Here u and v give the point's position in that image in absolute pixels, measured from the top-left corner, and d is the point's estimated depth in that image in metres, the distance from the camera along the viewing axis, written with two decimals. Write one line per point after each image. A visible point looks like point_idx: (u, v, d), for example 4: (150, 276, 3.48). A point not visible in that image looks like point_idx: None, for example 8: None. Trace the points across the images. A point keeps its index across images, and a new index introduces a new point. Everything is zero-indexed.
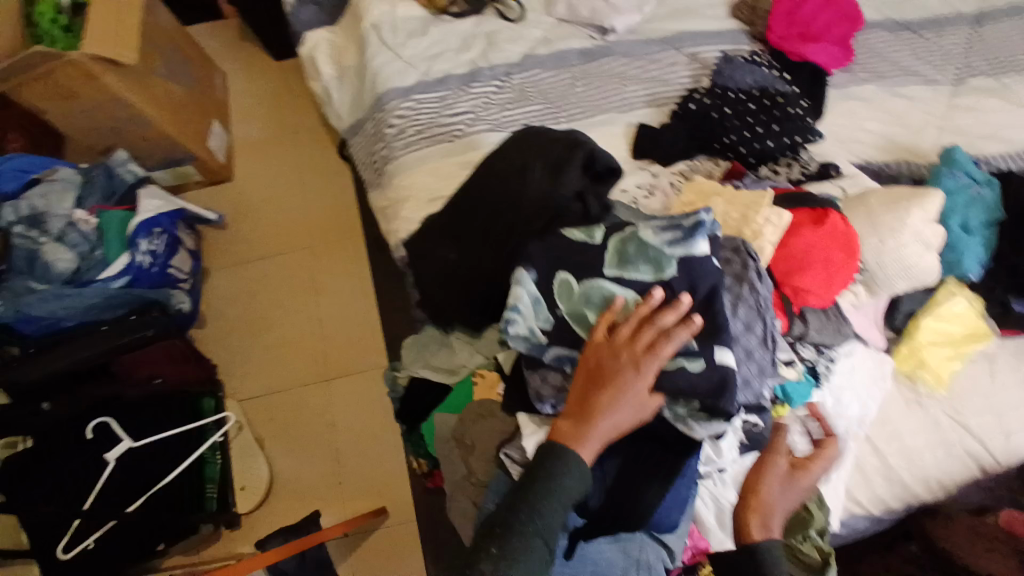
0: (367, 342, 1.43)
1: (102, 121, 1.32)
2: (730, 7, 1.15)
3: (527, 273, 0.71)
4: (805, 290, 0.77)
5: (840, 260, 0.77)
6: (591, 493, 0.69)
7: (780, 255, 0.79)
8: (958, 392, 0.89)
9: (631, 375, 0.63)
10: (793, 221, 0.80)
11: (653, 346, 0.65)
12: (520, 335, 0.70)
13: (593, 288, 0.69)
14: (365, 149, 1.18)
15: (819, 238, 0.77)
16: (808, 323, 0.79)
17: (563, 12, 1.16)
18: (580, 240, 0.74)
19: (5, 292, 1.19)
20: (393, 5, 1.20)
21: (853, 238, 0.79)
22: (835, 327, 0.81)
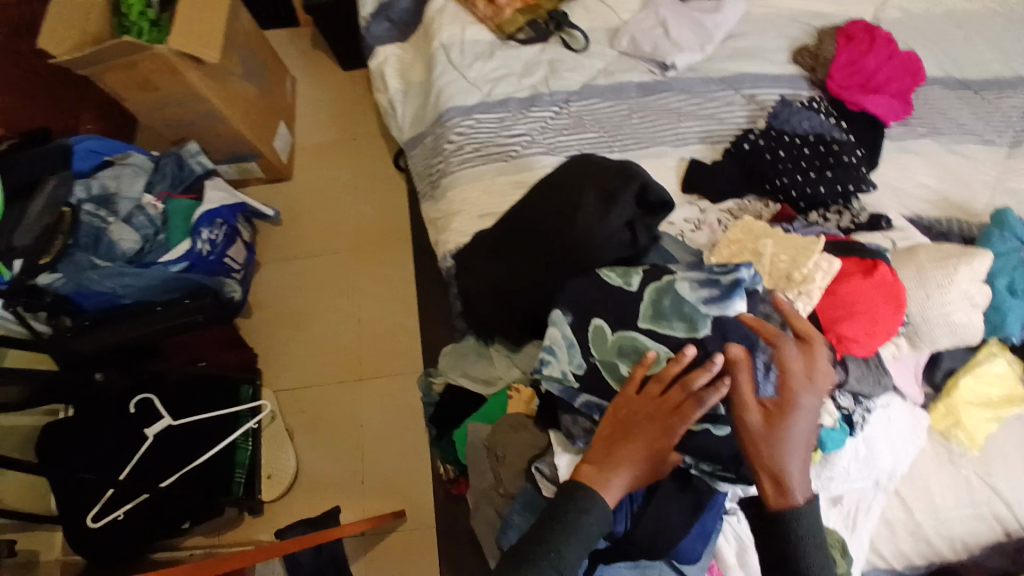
0: (402, 346, 1.47)
1: (179, 114, 1.40)
2: (791, 53, 1.17)
3: (564, 315, 0.75)
4: (850, 338, 0.76)
5: (887, 312, 0.77)
6: (618, 519, 0.69)
7: (825, 301, 0.78)
8: (992, 453, 0.86)
9: (657, 431, 0.64)
10: (841, 270, 0.80)
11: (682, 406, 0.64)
12: (553, 376, 0.73)
13: (625, 340, 0.72)
14: (423, 161, 1.23)
15: (867, 288, 0.77)
16: (848, 371, 0.77)
17: (625, 45, 1.19)
18: (615, 285, 0.77)
19: (69, 265, 1.23)
20: (463, 28, 1.25)
21: (901, 290, 0.78)
22: (875, 377, 0.78)
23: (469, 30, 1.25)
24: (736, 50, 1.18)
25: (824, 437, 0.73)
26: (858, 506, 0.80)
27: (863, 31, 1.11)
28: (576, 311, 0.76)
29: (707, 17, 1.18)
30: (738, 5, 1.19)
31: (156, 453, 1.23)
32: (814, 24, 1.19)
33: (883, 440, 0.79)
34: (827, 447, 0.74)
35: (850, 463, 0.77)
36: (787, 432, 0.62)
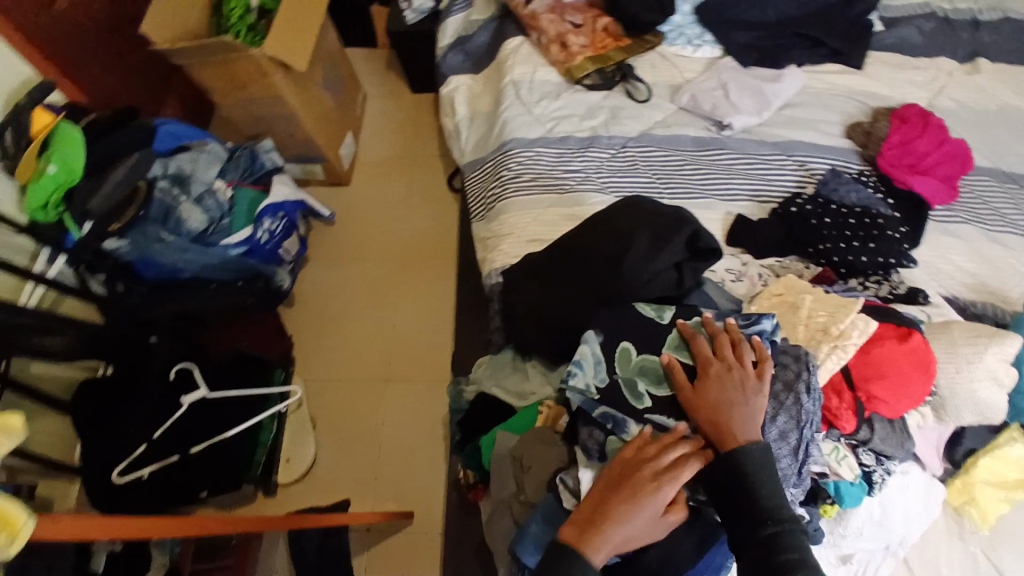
0: (432, 356, 1.51)
1: (260, 111, 1.50)
2: (844, 128, 1.22)
3: (595, 336, 0.82)
4: (878, 398, 0.80)
5: (916, 379, 0.80)
6: None
7: (859, 358, 0.81)
8: (1000, 533, 0.90)
9: (648, 491, 0.67)
10: (876, 334, 0.83)
11: (673, 467, 0.69)
12: (577, 387, 0.78)
13: (648, 362, 0.79)
14: (480, 183, 1.29)
15: (899, 353, 0.80)
16: (874, 429, 0.81)
17: (685, 101, 1.26)
18: (649, 318, 0.83)
19: (138, 236, 1.30)
20: (534, 68, 1.34)
21: (932, 359, 0.80)
22: (899, 439, 0.82)
23: (539, 69, 1.34)
24: (790, 119, 1.24)
25: (842, 491, 0.79)
26: (867, 567, 0.83)
27: (917, 115, 1.16)
28: (608, 334, 0.82)
29: (766, 85, 1.25)
30: (797, 78, 1.26)
31: (186, 422, 1.26)
32: (869, 103, 1.25)
33: (899, 505, 0.82)
34: (845, 501, 0.80)
35: (865, 524, 0.81)
36: (714, 399, 0.72)
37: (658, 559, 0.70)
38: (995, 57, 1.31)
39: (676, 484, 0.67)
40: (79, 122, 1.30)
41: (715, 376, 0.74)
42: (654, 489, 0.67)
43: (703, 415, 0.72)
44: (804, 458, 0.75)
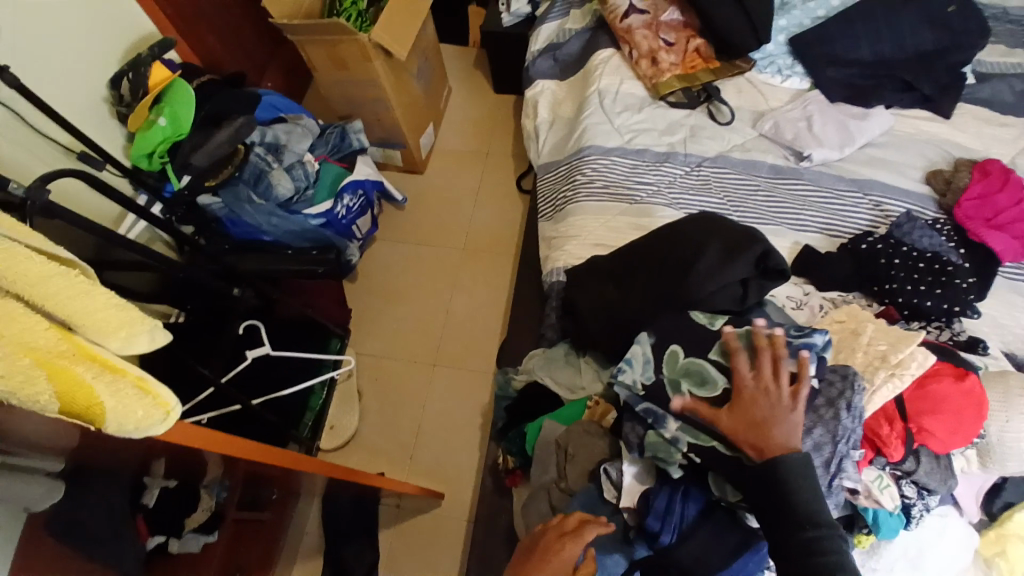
0: (480, 346, 1.56)
1: (355, 93, 1.59)
2: (925, 173, 1.20)
3: (647, 337, 0.84)
4: (930, 432, 0.78)
5: (969, 419, 0.78)
6: (665, 529, 0.74)
7: (915, 391, 0.81)
8: None
9: (555, 549, 0.70)
10: (934, 369, 0.82)
11: (579, 527, 0.72)
12: (624, 383, 0.81)
13: (693, 365, 0.80)
14: (553, 185, 1.34)
15: (956, 391, 0.79)
16: (920, 463, 0.80)
17: (767, 129, 1.27)
18: (700, 323, 0.85)
19: (231, 194, 1.40)
20: (621, 80, 1.38)
21: (983, 399, 0.79)
22: (943, 475, 0.80)
23: (625, 83, 1.37)
24: (872, 158, 1.22)
25: (880, 521, 0.78)
26: None
27: (1000, 171, 1.12)
28: (660, 335, 0.84)
29: (852, 122, 1.24)
30: (886, 118, 1.25)
31: (253, 372, 1.35)
32: (955, 152, 1.22)
33: (935, 549, 0.82)
34: (882, 532, 0.79)
35: (899, 560, 0.81)
36: (750, 417, 0.71)
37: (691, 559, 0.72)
38: None
39: (582, 540, 0.71)
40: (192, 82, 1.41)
41: (754, 397, 0.72)
42: (561, 546, 0.70)
43: (748, 436, 0.70)
44: (837, 473, 0.74)
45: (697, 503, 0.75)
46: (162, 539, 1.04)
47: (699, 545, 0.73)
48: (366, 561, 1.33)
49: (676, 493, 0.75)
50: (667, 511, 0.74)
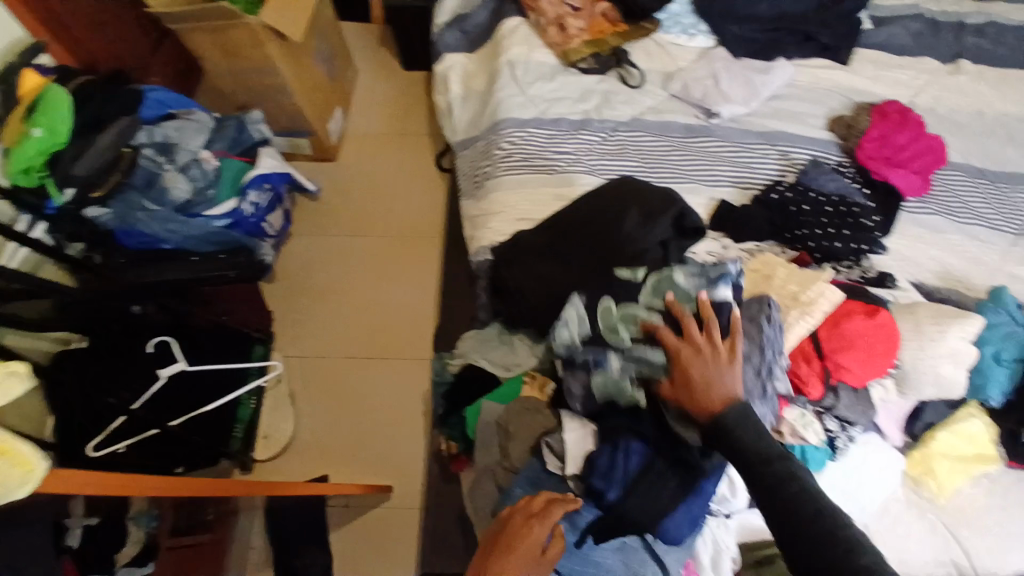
0: (415, 334, 1.52)
1: (251, 81, 1.47)
2: (827, 120, 1.25)
3: (580, 297, 0.84)
4: (846, 367, 0.83)
5: (882, 351, 0.83)
6: (610, 486, 0.72)
7: (828, 331, 0.85)
8: (964, 512, 0.92)
9: (523, 535, 0.65)
10: (846, 309, 0.86)
11: (544, 509, 0.69)
12: (563, 342, 0.82)
13: (627, 316, 0.80)
14: (471, 162, 1.29)
15: (868, 326, 0.83)
16: (839, 397, 0.85)
17: (677, 89, 1.28)
18: (625, 277, 0.85)
19: (120, 203, 1.28)
20: (531, 49, 1.34)
21: (896, 333, 0.84)
22: (863, 407, 0.85)
23: (535, 51, 1.34)
24: (778, 110, 1.26)
25: (807, 454, 0.82)
26: None
27: (897, 111, 1.18)
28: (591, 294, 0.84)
29: (757, 76, 1.27)
30: (787, 71, 1.28)
31: (171, 391, 1.24)
32: (853, 98, 1.27)
33: (861, 473, 0.86)
34: (810, 465, 0.82)
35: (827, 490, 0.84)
36: (692, 378, 0.69)
37: (631, 516, 0.72)
38: (979, 58, 1.32)
39: (547, 522, 0.67)
40: (68, 86, 1.25)
41: (691, 360, 0.70)
42: (529, 531, 0.66)
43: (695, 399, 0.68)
44: (767, 378, 0.76)
45: (639, 455, 0.74)
46: None
47: (639, 501, 0.72)
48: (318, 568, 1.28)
49: (617, 451, 0.74)
50: (611, 468, 0.73)
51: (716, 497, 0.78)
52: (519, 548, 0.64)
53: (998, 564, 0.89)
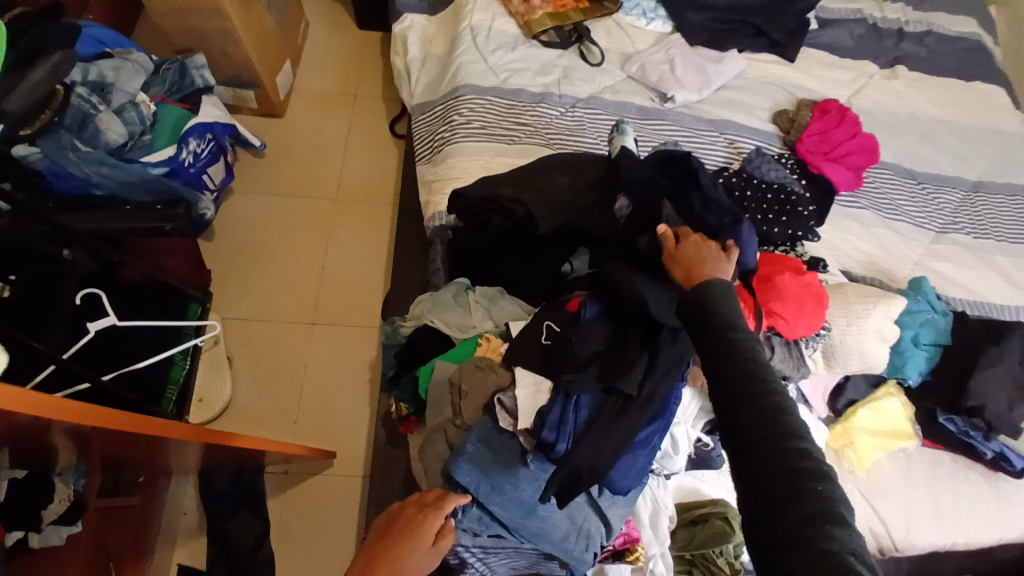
0: (362, 300, 1.49)
1: (193, 22, 1.37)
2: (771, 113, 1.32)
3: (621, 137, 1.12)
4: (777, 315, 0.81)
5: (811, 307, 0.82)
6: (559, 438, 0.74)
7: (760, 283, 0.83)
8: (876, 478, 1.04)
9: (417, 533, 0.69)
10: (777, 266, 0.85)
11: (439, 502, 0.73)
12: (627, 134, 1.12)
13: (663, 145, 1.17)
14: (429, 126, 1.28)
15: (798, 280, 0.82)
16: (772, 348, 0.84)
17: (634, 71, 1.31)
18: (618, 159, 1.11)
19: (47, 140, 1.15)
20: (493, 17, 1.35)
21: (824, 293, 0.84)
22: (795, 361, 0.85)
23: (498, 20, 1.35)
24: (727, 99, 1.32)
25: None
26: None
27: (837, 109, 1.27)
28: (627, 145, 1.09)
29: (709, 65, 1.32)
30: (737, 63, 1.34)
31: (96, 346, 1.15)
32: (796, 94, 1.35)
33: None
34: None
35: None
36: (692, 259, 0.74)
37: (586, 464, 0.72)
38: (913, 65, 1.43)
39: (440, 513, 0.71)
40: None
41: (695, 248, 0.75)
42: (420, 521, 0.70)
43: (688, 270, 0.74)
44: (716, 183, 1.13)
45: (588, 408, 0.76)
46: (20, 534, 0.87)
47: (590, 447, 0.72)
48: (252, 535, 1.24)
49: (569, 402, 0.75)
50: (561, 421, 0.75)
51: (659, 456, 0.81)
52: (410, 534, 0.68)
53: (909, 535, 1.02)
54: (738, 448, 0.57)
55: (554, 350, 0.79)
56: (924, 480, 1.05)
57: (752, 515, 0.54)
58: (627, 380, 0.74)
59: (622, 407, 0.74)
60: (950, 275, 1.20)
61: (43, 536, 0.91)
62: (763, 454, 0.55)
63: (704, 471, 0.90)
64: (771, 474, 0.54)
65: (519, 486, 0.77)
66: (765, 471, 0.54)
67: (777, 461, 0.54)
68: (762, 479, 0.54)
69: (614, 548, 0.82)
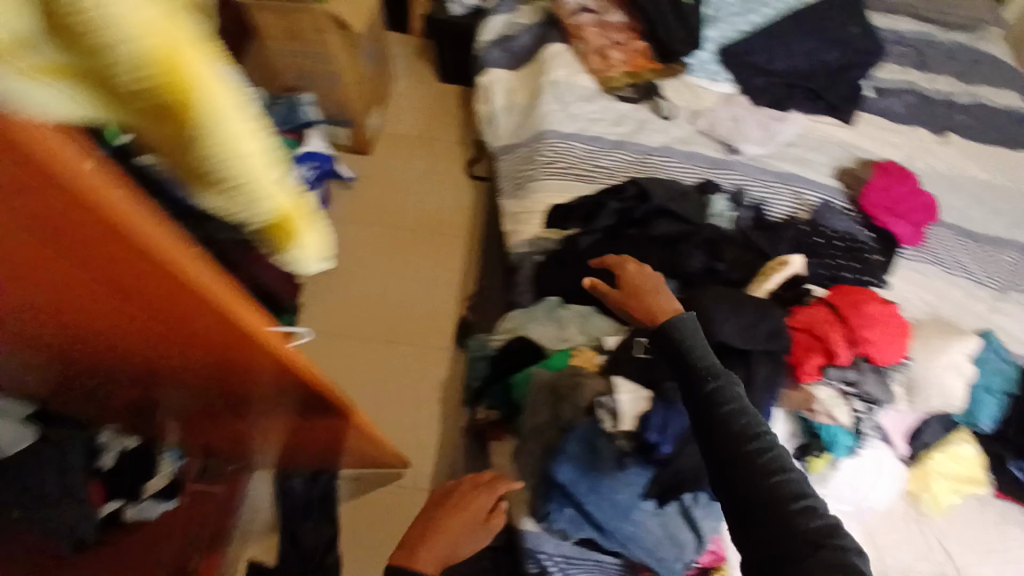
0: (437, 323, 1.57)
1: (304, 65, 1.54)
2: (833, 170, 1.41)
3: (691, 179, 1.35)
4: (870, 341, 0.91)
5: (897, 334, 0.93)
6: (665, 441, 0.81)
7: (851, 311, 0.94)
8: (952, 526, 1.04)
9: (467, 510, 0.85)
10: (863, 298, 0.97)
11: (485, 482, 0.89)
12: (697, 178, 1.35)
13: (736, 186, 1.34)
14: (514, 166, 1.40)
15: (883, 311, 0.94)
16: (862, 374, 0.94)
17: (703, 125, 1.42)
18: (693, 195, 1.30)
19: None
20: (574, 72, 1.49)
21: (905, 325, 0.96)
22: (883, 387, 0.95)
23: (578, 75, 1.48)
24: (790, 155, 1.42)
25: (835, 436, 0.92)
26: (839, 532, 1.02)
27: (897, 169, 1.36)
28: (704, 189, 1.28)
29: (773, 123, 1.43)
30: (798, 123, 1.45)
31: None
32: (855, 154, 1.45)
33: (872, 479, 0.95)
34: (835, 450, 0.92)
35: (843, 483, 0.95)
36: (639, 292, 0.92)
37: (689, 468, 0.83)
38: (965, 133, 1.52)
39: (487, 489, 0.87)
40: None
41: (634, 283, 0.94)
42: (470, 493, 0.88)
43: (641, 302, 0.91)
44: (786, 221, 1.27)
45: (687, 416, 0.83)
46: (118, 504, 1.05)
47: (691, 454, 0.82)
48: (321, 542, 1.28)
49: (671, 408, 0.83)
50: (665, 425, 0.82)
51: None
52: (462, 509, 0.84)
53: None
54: (721, 477, 0.64)
55: (655, 362, 0.88)
56: (1003, 532, 1.04)
57: (745, 538, 0.61)
58: None
59: None
60: (1014, 330, 1.24)
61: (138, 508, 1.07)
62: (745, 480, 0.61)
63: None
64: (758, 500, 0.60)
65: (617, 490, 0.83)
66: (752, 499, 0.60)
67: (761, 489, 0.60)
68: (748, 505, 0.60)
69: (703, 564, 0.87)
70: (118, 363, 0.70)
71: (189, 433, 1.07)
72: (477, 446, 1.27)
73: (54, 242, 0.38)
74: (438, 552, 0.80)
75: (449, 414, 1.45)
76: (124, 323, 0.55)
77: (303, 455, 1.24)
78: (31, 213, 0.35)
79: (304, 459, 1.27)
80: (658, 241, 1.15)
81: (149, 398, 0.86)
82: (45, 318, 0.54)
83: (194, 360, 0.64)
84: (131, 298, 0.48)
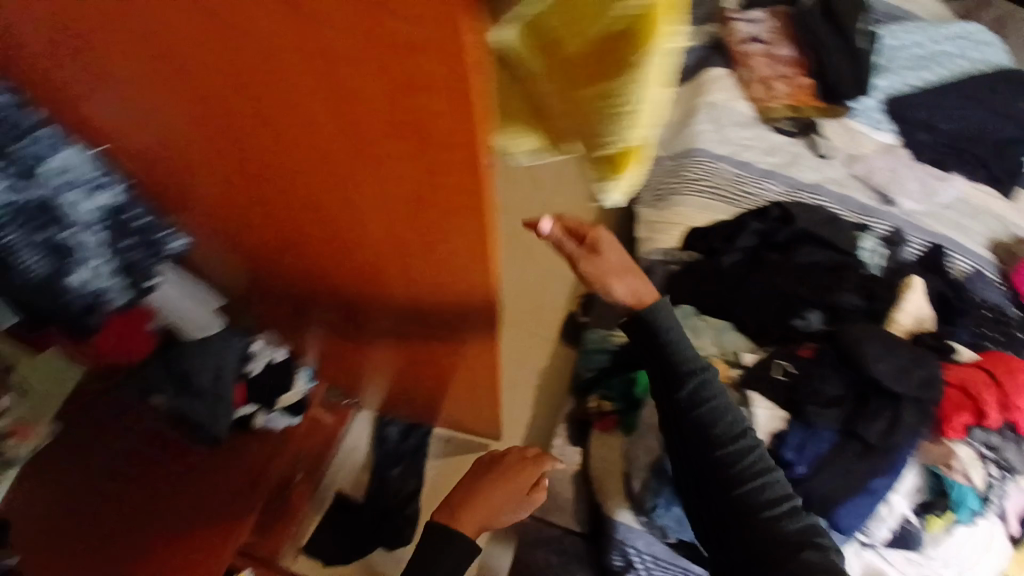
0: (544, 314, 1.59)
1: None
2: (988, 241, 1.36)
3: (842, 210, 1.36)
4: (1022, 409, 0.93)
5: None
6: (803, 461, 0.93)
7: (1008, 376, 0.95)
8: None
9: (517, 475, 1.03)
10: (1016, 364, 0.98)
11: (535, 456, 1.07)
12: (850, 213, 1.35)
13: (887, 224, 1.33)
14: (658, 176, 1.43)
15: None
16: (1004, 438, 0.97)
17: (858, 170, 1.40)
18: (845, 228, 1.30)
19: None
20: (732, 98, 1.50)
21: None
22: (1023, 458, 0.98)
23: (736, 101, 1.50)
24: (947, 217, 1.37)
25: (961, 492, 0.93)
26: None
27: None
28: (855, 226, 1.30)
29: (933, 181, 1.40)
30: (961, 186, 1.41)
31: None
32: (1013, 229, 1.39)
33: (979, 545, 0.96)
34: (960, 509, 0.93)
35: (956, 546, 0.96)
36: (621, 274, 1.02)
37: (820, 493, 0.91)
38: None
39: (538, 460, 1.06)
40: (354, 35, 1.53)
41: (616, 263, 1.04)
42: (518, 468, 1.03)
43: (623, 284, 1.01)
44: (938, 265, 1.26)
45: (826, 441, 0.94)
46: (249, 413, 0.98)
47: (827, 478, 0.92)
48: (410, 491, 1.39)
49: (811, 431, 0.94)
50: (802, 444, 0.94)
51: (875, 516, 0.94)
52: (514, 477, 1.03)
53: None
54: (698, 475, 0.93)
55: (798, 385, 0.96)
56: None
57: (716, 519, 0.90)
58: (867, 427, 0.92)
59: (862, 450, 0.92)
60: None
61: (268, 418, 1.00)
62: (719, 482, 0.89)
63: (901, 548, 0.96)
64: (727, 493, 0.89)
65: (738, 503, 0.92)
66: (724, 495, 0.89)
67: (730, 488, 0.89)
68: (720, 498, 0.89)
69: None
70: (312, 265, 0.80)
71: (327, 366, 1.19)
72: (573, 435, 1.34)
73: (431, 125, 0.48)
74: (485, 510, 0.99)
75: (546, 404, 1.50)
76: (374, 219, 0.64)
77: (407, 406, 1.37)
78: (449, 93, 0.45)
79: (405, 409, 1.42)
80: (803, 270, 1.17)
81: (315, 297, 0.92)
82: (321, 194, 0.63)
83: (407, 255, 0.69)
84: (417, 194, 0.57)
